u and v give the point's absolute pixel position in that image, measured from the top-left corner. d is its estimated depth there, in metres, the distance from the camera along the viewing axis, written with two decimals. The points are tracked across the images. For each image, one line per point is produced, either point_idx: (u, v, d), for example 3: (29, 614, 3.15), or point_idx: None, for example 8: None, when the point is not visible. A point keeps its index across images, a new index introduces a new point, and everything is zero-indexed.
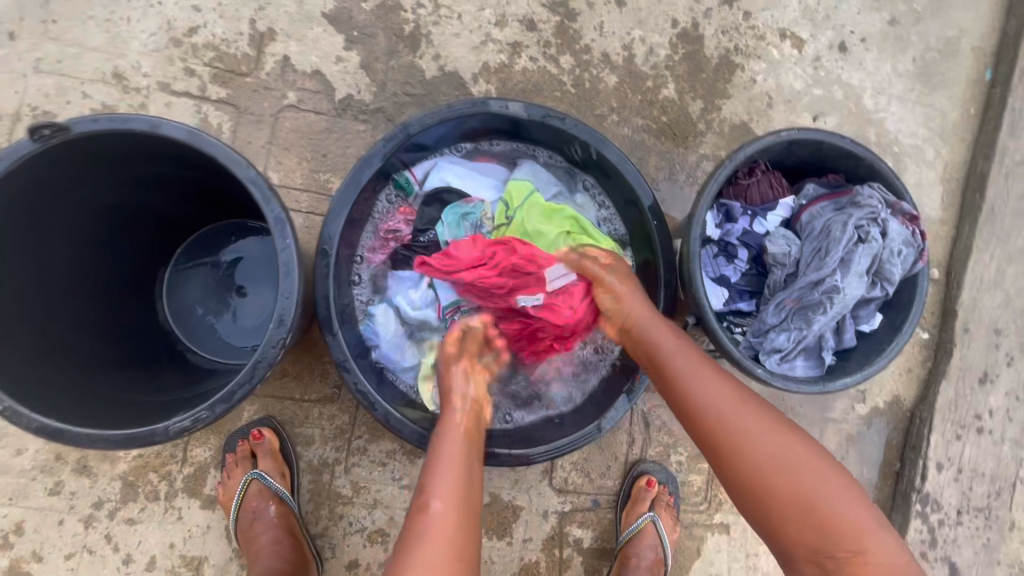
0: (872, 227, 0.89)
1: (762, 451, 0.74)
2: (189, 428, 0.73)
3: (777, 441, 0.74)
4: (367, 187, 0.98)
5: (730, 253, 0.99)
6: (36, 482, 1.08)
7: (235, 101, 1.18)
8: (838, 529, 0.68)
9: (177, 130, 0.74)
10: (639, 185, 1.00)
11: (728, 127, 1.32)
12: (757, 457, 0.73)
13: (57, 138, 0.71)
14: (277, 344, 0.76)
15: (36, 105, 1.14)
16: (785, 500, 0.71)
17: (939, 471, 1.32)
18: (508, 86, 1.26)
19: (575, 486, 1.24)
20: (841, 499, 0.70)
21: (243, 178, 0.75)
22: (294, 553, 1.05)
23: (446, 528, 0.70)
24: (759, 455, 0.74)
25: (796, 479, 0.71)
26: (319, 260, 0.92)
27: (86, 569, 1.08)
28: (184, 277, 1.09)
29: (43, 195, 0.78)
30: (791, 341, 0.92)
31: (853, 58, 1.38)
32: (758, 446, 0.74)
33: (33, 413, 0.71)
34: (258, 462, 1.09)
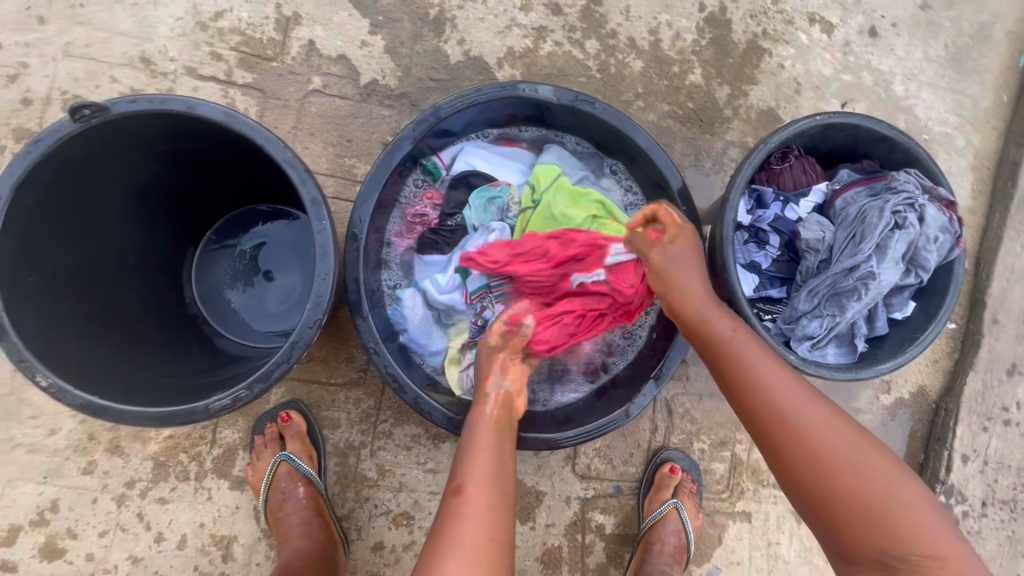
0: (910, 212, 0.88)
1: (823, 437, 0.70)
2: (228, 406, 0.74)
3: (838, 429, 0.71)
4: (396, 171, 0.98)
5: (761, 239, 0.98)
6: (70, 461, 1.10)
7: (262, 86, 1.18)
8: (910, 529, 0.64)
9: (214, 111, 0.75)
10: (669, 170, 0.99)
11: (755, 113, 1.31)
12: (817, 440, 0.70)
13: (97, 118, 0.72)
14: (313, 325, 0.76)
15: (65, 89, 1.15)
16: (841, 486, 0.68)
17: (964, 463, 1.31)
18: (533, 71, 1.25)
19: (597, 473, 1.24)
20: (902, 495, 0.66)
21: (280, 159, 0.75)
22: (323, 533, 1.07)
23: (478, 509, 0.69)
24: (819, 440, 0.70)
25: (855, 468, 0.68)
26: (349, 243, 0.92)
27: (119, 547, 1.10)
28: (213, 260, 1.10)
29: (82, 176, 0.79)
30: (824, 327, 0.91)
31: (884, 43, 1.36)
32: (822, 437, 0.70)
33: (78, 389, 0.72)
34: (286, 444, 1.10)
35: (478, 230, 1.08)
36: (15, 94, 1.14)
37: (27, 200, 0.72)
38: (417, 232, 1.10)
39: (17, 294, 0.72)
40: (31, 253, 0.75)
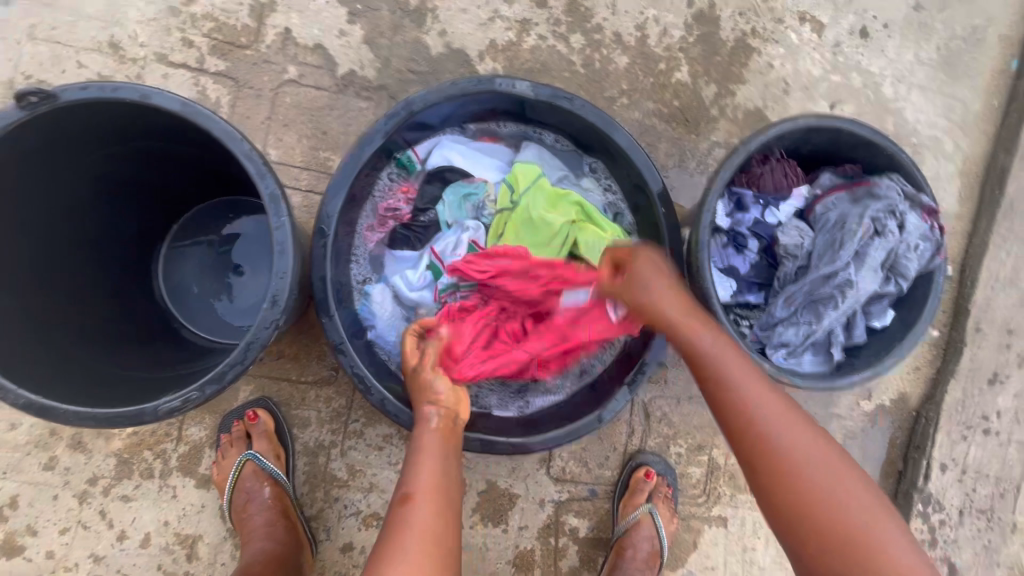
0: (890, 220, 0.86)
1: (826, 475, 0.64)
2: (179, 408, 0.71)
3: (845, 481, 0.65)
4: (367, 166, 0.94)
5: (740, 243, 0.96)
6: (31, 456, 1.08)
7: (235, 74, 1.15)
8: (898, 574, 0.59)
9: (169, 100, 0.71)
10: (648, 171, 0.97)
11: (742, 113, 1.28)
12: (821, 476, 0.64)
13: (45, 105, 0.69)
14: (270, 325, 0.73)
15: (30, 73, 1.11)
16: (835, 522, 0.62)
17: (943, 471, 1.30)
18: (516, 65, 1.22)
19: (572, 476, 1.23)
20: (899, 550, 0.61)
21: (238, 153, 0.72)
22: (287, 534, 1.05)
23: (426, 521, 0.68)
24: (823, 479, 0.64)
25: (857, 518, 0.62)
26: (316, 240, 0.90)
27: (80, 544, 1.08)
28: (180, 254, 1.07)
29: (31, 165, 0.75)
30: (800, 335, 0.89)
31: (875, 44, 1.33)
32: (810, 462, 0.64)
33: (21, 388, 0.69)
34: (252, 443, 1.08)
35: (451, 227, 1.07)
36: None
37: None
38: (388, 227, 1.08)
39: None
40: None
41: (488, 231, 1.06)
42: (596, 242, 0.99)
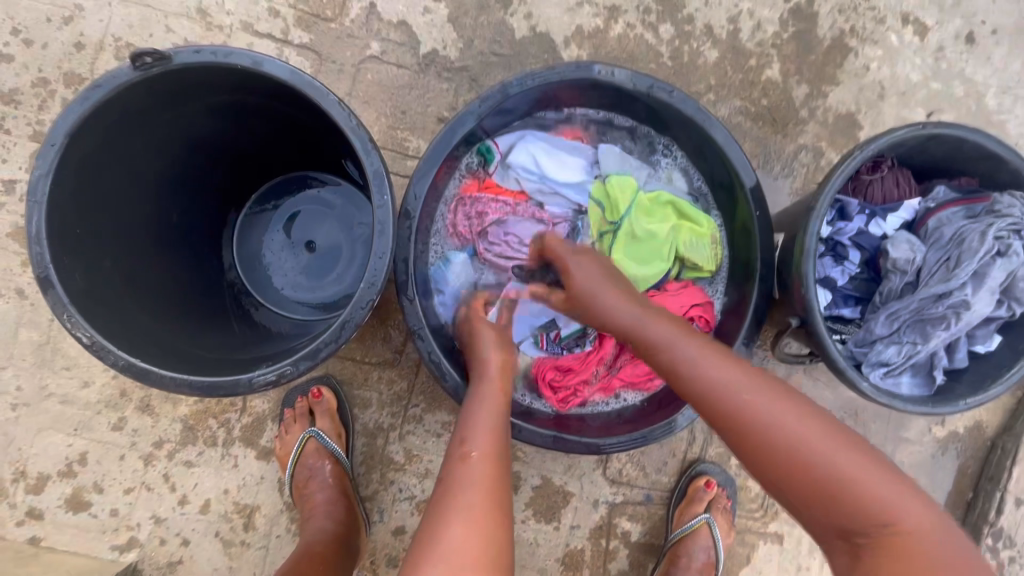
0: (1014, 239, 0.80)
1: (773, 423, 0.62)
2: (272, 383, 0.70)
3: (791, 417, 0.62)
4: (455, 148, 0.93)
5: (840, 253, 0.91)
6: (101, 416, 1.09)
7: (318, 48, 1.14)
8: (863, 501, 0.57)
9: (279, 69, 0.70)
10: (744, 170, 0.92)
11: (833, 116, 1.22)
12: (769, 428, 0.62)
13: (158, 67, 0.68)
14: (365, 306, 0.72)
15: (119, 36, 1.11)
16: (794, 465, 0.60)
17: (1017, 506, 1.23)
18: (601, 53, 1.18)
19: (628, 479, 1.20)
20: (878, 482, 0.58)
21: (345, 127, 0.70)
22: (347, 515, 1.03)
23: (484, 476, 0.67)
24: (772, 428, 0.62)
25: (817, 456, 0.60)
26: (401, 221, 0.88)
27: (143, 505, 1.10)
28: (254, 226, 1.07)
29: (134, 127, 0.75)
30: (901, 355, 0.85)
31: (981, 51, 1.25)
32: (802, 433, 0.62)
33: (120, 350, 0.69)
34: (316, 420, 1.09)
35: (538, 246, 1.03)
36: (69, 37, 1.11)
37: (80, 147, 0.68)
38: (467, 225, 1.04)
39: (65, 246, 0.69)
40: (81, 204, 0.72)
41: None
42: (696, 242, 1.04)
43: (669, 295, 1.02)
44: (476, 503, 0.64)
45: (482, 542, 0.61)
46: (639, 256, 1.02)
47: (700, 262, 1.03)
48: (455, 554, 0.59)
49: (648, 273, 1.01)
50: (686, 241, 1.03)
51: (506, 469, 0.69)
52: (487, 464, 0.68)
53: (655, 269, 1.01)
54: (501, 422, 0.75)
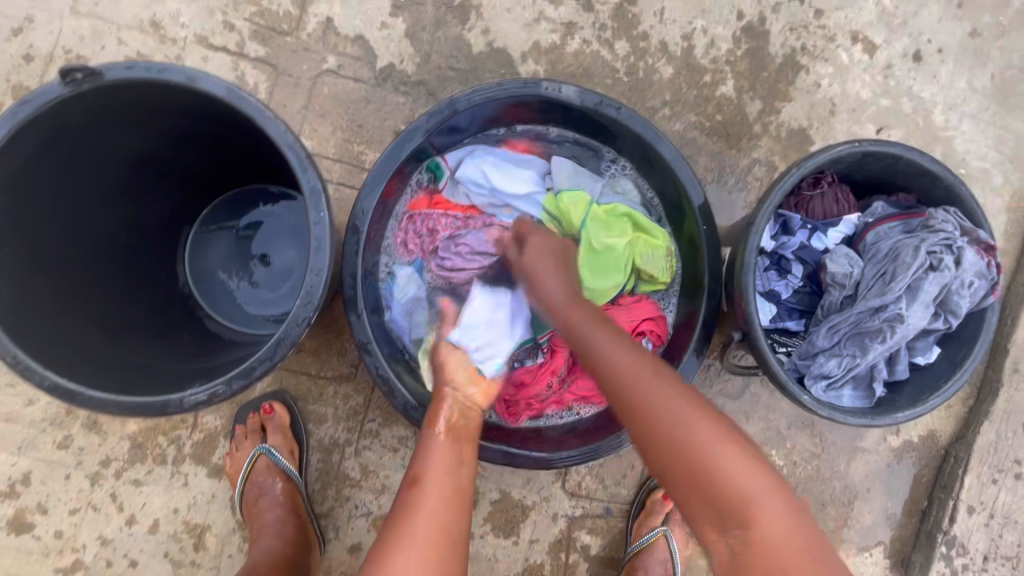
0: (946, 254, 0.82)
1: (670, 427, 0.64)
2: (204, 402, 0.69)
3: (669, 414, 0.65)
4: (405, 163, 0.93)
5: (783, 267, 0.93)
6: (46, 434, 1.07)
7: (273, 61, 1.13)
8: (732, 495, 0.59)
9: (215, 85, 0.69)
10: (691, 185, 0.93)
11: (786, 132, 1.24)
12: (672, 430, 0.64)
13: (89, 83, 0.67)
14: (302, 323, 0.71)
15: (69, 48, 1.10)
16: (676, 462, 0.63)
17: (969, 514, 1.25)
18: (558, 69, 1.20)
19: (587, 492, 1.20)
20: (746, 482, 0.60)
21: (280, 143, 0.70)
22: (297, 534, 1.02)
23: (433, 503, 0.71)
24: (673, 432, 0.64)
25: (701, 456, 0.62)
26: (348, 236, 0.88)
27: (88, 525, 1.07)
28: (207, 239, 1.06)
29: (68, 142, 0.74)
30: (842, 368, 0.86)
31: (927, 69, 1.29)
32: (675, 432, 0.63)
33: (46, 369, 0.68)
34: (267, 436, 1.07)
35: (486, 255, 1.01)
36: (18, 49, 1.09)
37: (7, 163, 0.67)
38: (416, 240, 1.04)
39: None
40: (8, 220, 0.70)
41: None
42: (651, 255, 1.03)
43: (619, 308, 1.02)
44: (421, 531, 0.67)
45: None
46: (596, 268, 1.00)
47: (654, 274, 1.03)
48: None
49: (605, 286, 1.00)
50: (641, 254, 1.03)
51: (461, 497, 0.73)
52: (434, 494, 0.71)
53: (609, 284, 1.00)
54: (457, 450, 0.79)
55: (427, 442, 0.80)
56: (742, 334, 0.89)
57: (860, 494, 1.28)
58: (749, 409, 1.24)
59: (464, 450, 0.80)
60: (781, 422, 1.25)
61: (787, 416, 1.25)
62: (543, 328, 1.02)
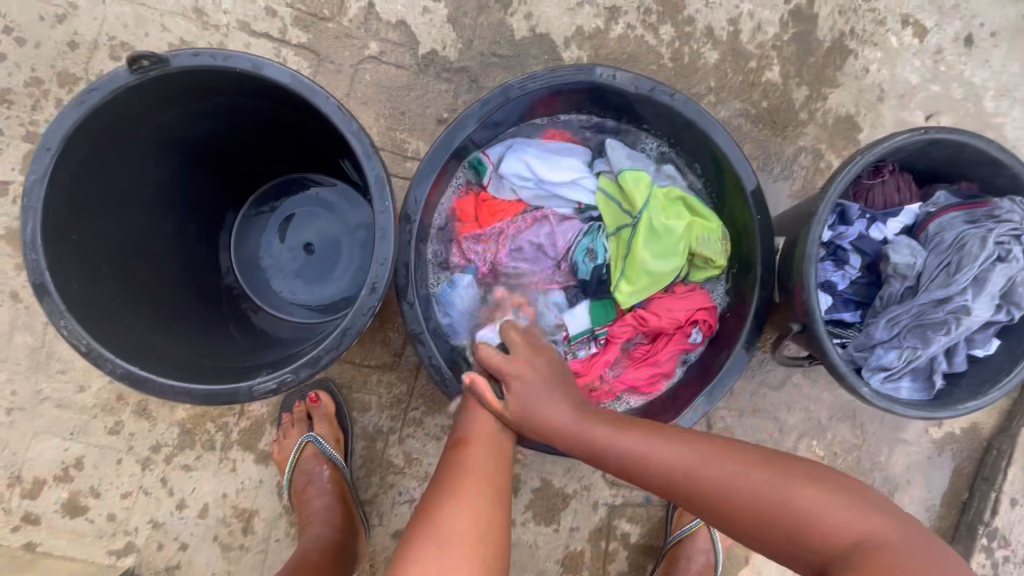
0: (1014, 245, 0.81)
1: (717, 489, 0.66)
2: (272, 391, 0.69)
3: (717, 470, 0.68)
4: (456, 152, 0.92)
5: (840, 258, 0.91)
6: (97, 420, 1.08)
7: (316, 48, 1.12)
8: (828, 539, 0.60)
9: (279, 72, 0.68)
10: (745, 172, 0.92)
11: (833, 119, 1.22)
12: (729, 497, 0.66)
13: (155, 70, 0.67)
14: (366, 313, 0.71)
15: (113, 35, 1.10)
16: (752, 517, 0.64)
17: (1011, 507, 1.24)
18: (601, 54, 1.18)
19: (628, 481, 1.20)
20: (849, 520, 0.60)
21: (345, 131, 0.69)
22: (346, 522, 1.03)
23: (482, 467, 0.75)
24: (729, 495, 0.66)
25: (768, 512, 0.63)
26: (401, 225, 0.88)
27: (140, 509, 1.09)
28: (253, 229, 1.06)
29: (129, 131, 0.73)
30: (901, 359, 0.85)
31: (979, 53, 1.25)
32: (757, 488, 0.65)
33: (118, 358, 0.68)
34: (314, 425, 1.08)
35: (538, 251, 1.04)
36: (62, 36, 1.09)
37: (76, 150, 0.67)
38: (466, 241, 1.04)
39: (61, 252, 0.68)
40: (75, 208, 0.70)
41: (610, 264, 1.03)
42: (707, 238, 1.01)
43: (673, 297, 1.02)
44: (473, 493, 0.71)
45: (470, 524, 0.68)
46: (657, 250, 0.99)
47: (711, 257, 1.01)
48: (443, 528, 0.67)
49: (666, 268, 0.99)
50: (699, 237, 1.01)
51: (505, 465, 0.78)
52: (479, 454, 0.76)
53: (670, 267, 0.99)
54: (499, 424, 0.81)
55: (470, 412, 0.82)
56: (799, 325, 0.88)
57: (900, 485, 1.27)
58: (791, 400, 1.23)
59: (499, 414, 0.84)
60: (823, 413, 1.24)
61: (829, 406, 1.24)
62: (603, 318, 1.04)
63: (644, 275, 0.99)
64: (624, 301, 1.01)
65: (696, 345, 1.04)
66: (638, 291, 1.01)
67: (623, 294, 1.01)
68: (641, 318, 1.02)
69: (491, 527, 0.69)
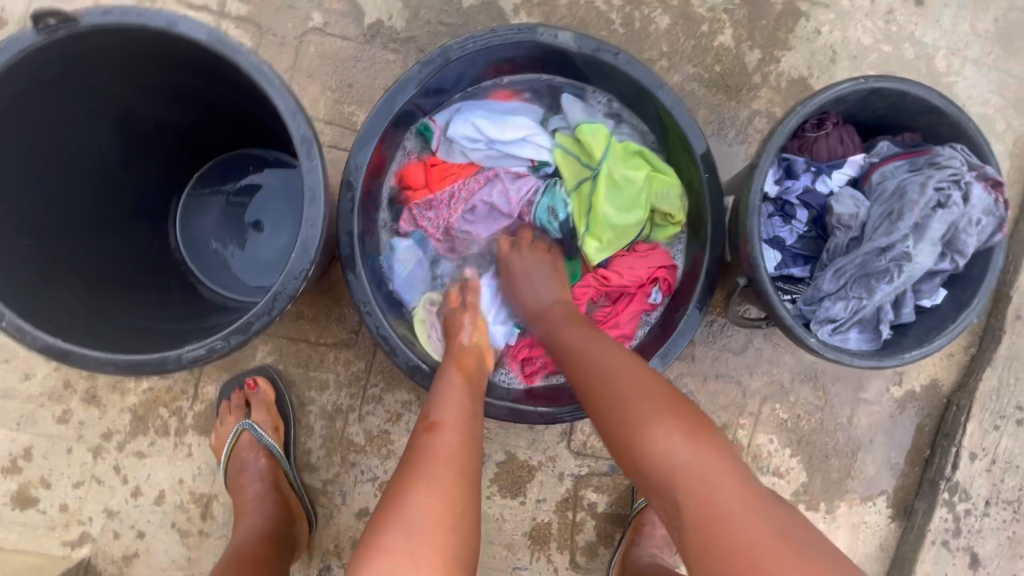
0: (954, 191, 0.81)
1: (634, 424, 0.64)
2: (203, 357, 0.68)
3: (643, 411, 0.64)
4: (397, 118, 0.90)
5: (787, 213, 0.91)
6: (44, 409, 1.05)
7: (257, 20, 1.10)
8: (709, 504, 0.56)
9: (196, 29, 0.66)
10: (692, 131, 0.91)
11: (786, 81, 1.22)
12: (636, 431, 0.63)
13: (63, 30, 0.64)
14: (299, 276, 0.69)
15: (44, 12, 1.06)
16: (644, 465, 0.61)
17: (972, 460, 1.26)
18: (551, 21, 1.16)
19: (593, 450, 1.20)
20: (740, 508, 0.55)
21: (269, 89, 0.67)
22: (279, 510, 1.01)
23: (447, 448, 0.67)
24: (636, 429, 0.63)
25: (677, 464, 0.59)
26: (343, 193, 0.86)
27: (94, 499, 1.06)
28: (198, 206, 1.03)
29: (46, 98, 0.71)
30: (848, 311, 0.85)
31: (930, 13, 1.26)
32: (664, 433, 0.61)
33: (39, 329, 0.66)
34: (251, 412, 1.05)
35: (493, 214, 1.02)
36: None
37: None
38: (416, 209, 1.01)
39: None
40: None
41: (574, 218, 1.01)
42: (666, 192, 0.99)
43: (634, 255, 1.02)
44: (434, 476, 0.63)
45: (444, 511, 0.61)
46: (620, 203, 0.99)
47: (670, 213, 0.99)
48: (416, 520, 0.59)
49: (629, 220, 0.99)
50: (658, 191, 0.99)
51: (472, 448, 0.70)
52: (449, 437, 0.69)
53: (633, 219, 0.99)
54: (470, 409, 0.76)
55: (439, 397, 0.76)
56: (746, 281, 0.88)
57: (863, 445, 1.29)
58: (752, 364, 1.24)
59: (471, 392, 0.79)
60: (785, 376, 1.25)
61: (791, 369, 1.25)
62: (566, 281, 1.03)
63: (608, 229, 0.99)
64: (589, 255, 1.00)
65: (656, 305, 1.03)
66: (604, 242, 1.00)
67: (588, 248, 1.00)
68: (603, 278, 1.00)
69: (465, 521, 0.62)
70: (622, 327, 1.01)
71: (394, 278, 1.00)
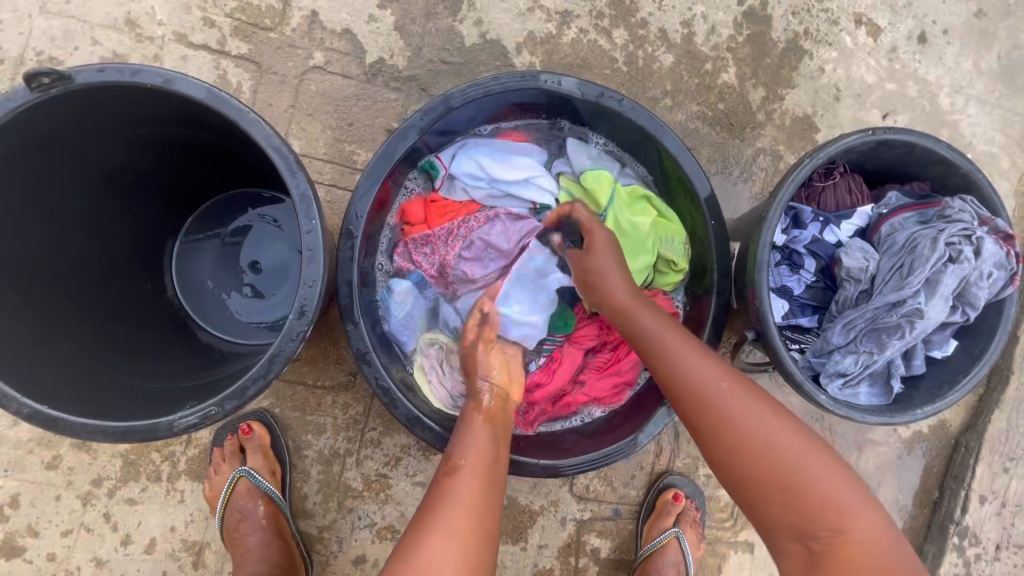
0: (965, 245, 0.80)
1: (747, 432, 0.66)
2: (196, 424, 0.66)
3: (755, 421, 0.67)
4: (398, 163, 0.88)
5: (795, 262, 0.90)
6: (33, 455, 1.03)
7: (258, 59, 1.08)
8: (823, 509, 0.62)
9: (194, 87, 0.65)
10: (697, 177, 0.89)
11: (790, 120, 1.21)
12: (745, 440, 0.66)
13: (57, 88, 0.62)
14: (296, 338, 0.67)
15: (41, 49, 1.05)
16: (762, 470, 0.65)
17: (981, 504, 1.23)
18: (554, 59, 1.15)
19: (596, 495, 1.17)
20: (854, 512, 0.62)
21: (266, 146, 0.66)
22: (285, 557, 1.00)
23: (470, 492, 0.68)
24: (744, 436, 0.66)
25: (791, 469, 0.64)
26: (342, 241, 0.83)
27: (81, 547, 1.03)
28: (195, 249, 1.01)
29: (36, 155, 0.69)
30: (858, 364, 0.83)
31: (933, 51, 1.25)
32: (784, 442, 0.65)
33: (27, 397, 0.63)
34: (247, 459, 1.03)
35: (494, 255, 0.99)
36: None
37: None
38: (413, 245, 0.99)
39: None
40: None
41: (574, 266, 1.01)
42: (670, 238, 1.00)
43: None
44: (456, 522, 0.63)
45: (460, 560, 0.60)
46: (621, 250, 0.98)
47: (673, 259, 0.99)
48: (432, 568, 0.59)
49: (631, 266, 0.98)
50: (662, 237, 0.99)
51: (494, 491, 0.70)
52: (469, 482, 0.69)
53: (635, 266, 0.98)
54: (492, 448, 0.76)
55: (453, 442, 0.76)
56: (755, 333, 0.86)
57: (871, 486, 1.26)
58: None
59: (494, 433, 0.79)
60: None
61: (798, 411, 1.23)
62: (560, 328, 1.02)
63: None
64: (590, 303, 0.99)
65: None
66: None
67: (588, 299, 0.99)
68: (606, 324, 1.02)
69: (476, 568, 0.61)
70: (623, 374, 1.00)
71: (389, 318, 0.98)
